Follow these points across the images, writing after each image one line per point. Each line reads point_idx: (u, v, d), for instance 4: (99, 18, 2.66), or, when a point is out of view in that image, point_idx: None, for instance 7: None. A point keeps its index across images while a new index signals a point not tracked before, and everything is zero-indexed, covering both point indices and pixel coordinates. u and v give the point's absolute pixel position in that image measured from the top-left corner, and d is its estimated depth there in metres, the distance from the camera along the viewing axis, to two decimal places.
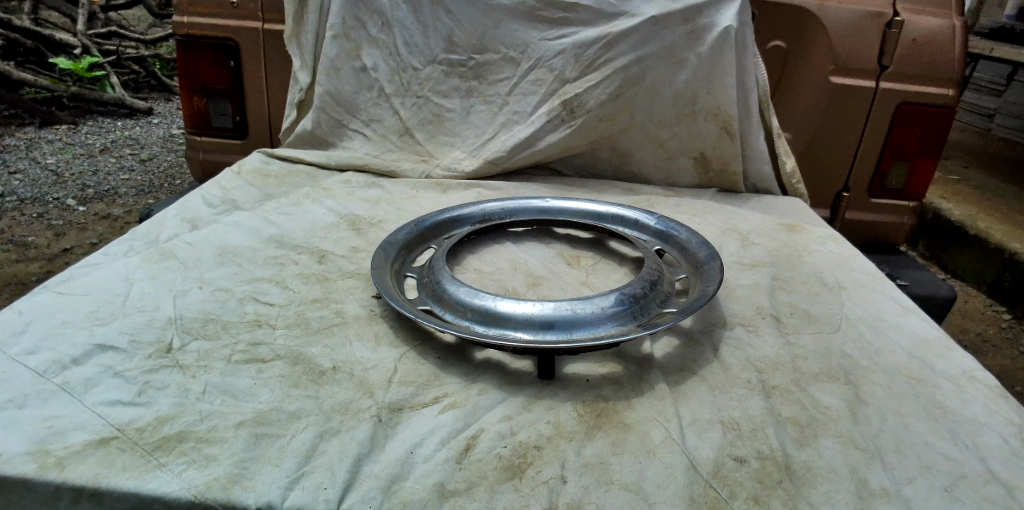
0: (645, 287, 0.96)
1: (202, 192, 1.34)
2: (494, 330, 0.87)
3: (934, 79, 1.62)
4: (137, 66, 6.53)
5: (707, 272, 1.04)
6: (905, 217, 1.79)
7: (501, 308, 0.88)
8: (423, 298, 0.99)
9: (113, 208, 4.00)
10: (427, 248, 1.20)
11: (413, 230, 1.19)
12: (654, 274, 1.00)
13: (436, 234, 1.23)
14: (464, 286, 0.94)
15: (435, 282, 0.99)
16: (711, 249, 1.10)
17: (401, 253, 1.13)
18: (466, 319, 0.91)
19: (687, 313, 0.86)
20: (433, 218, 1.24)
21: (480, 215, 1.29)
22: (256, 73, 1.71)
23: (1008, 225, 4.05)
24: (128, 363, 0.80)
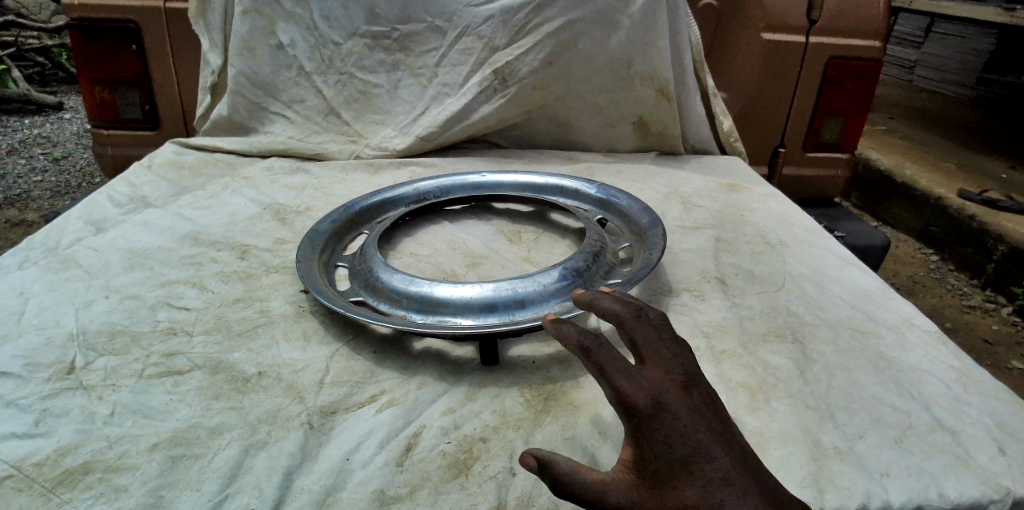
0: (589, 259, 0.92)
1: (108, 191, 1.22)
2: (432, 317, 0.83)
3: (861, 32, 1.62)
4: (42, 58, 6.05)
5: (651, 239, 1.01)
6: (839, 169, 1.82)
7: (438, 293, 0.83)
8: (356, 288, 0.93)
9: (27, 213, 3.72)
10: (360, 234, 1.14)
11: (342, 216, 1.12)
12: (597, 244, 0.96)
13: (368, 219, 1.16)
14: (398, 272, 0.88)
15: (368, 270, 0.93)
16: (654, 216, 1.08)
17: (330, 242, 1.06)
18: (401, 308, 0.85)
19: (631, 284, 0.83)
20: (364, 202, 1.17)
21: (414, 196, 1.23)
22: (164, 57, 1.57)
23: (932, 171, 4.25)
24: (22, 389, 0.71)
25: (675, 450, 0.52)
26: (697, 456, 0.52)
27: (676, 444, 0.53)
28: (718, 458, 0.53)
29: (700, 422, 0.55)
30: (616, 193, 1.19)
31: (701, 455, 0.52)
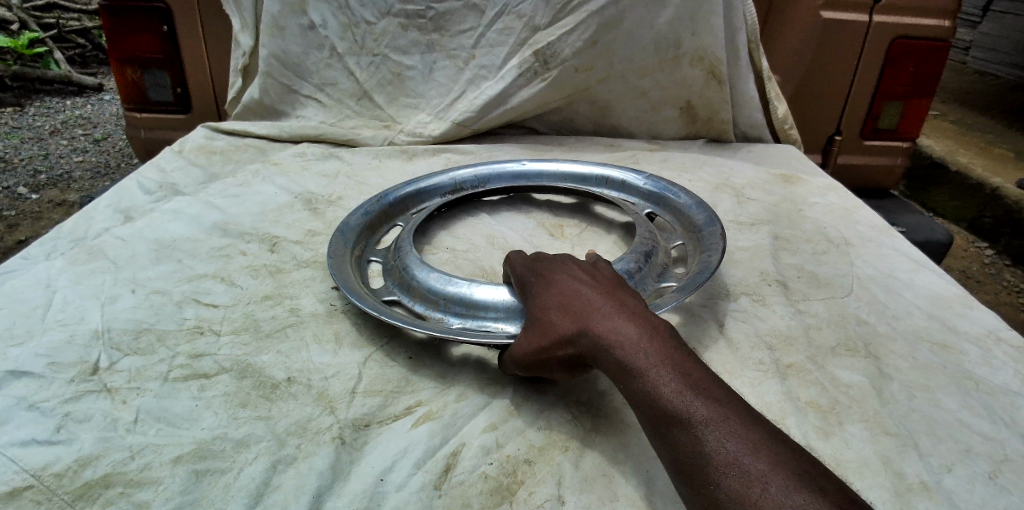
0: (639, 264, 0.87)
1: (137, 178, 1.19)
2: (472, 322, 0.77)
3: (930, 9, 1.50)
4: (82, 40, 6.17)
5: (707, 239, 0.94)
6: (899, 158, 1.70)
7: (477, 295, 0.78)
8: (390, 286, 0.88)
9: (68, 194, 3.79)
10: (394, 226, 1.09)
11: (376, 207, 1.07)
12: (647, 245, 0.91)
13: (402, 210, 1.11)
14: (435, 272, 0.83)
15: (402, 267, 0.87)
16: (709, 212, 1.00)
17: (363, 235, 1.01)
18: (439, 310, 0.80)
19: (687, 291, 0.76)
20: (397, 192, 1.11)
21: (451, 186, 1.17)
22: (197, 38, 1.53)
23: (988, 159, 4.03)
24: (44, 392, 0.68)
25: (550, 299, 0.68)
26: (566, 299, 0.67)
27: (551, 296, 0.68)
28: (587, 297, 0.66)
29: (580, 280, 0.70)
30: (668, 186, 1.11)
31: (568, 298, 0.67)
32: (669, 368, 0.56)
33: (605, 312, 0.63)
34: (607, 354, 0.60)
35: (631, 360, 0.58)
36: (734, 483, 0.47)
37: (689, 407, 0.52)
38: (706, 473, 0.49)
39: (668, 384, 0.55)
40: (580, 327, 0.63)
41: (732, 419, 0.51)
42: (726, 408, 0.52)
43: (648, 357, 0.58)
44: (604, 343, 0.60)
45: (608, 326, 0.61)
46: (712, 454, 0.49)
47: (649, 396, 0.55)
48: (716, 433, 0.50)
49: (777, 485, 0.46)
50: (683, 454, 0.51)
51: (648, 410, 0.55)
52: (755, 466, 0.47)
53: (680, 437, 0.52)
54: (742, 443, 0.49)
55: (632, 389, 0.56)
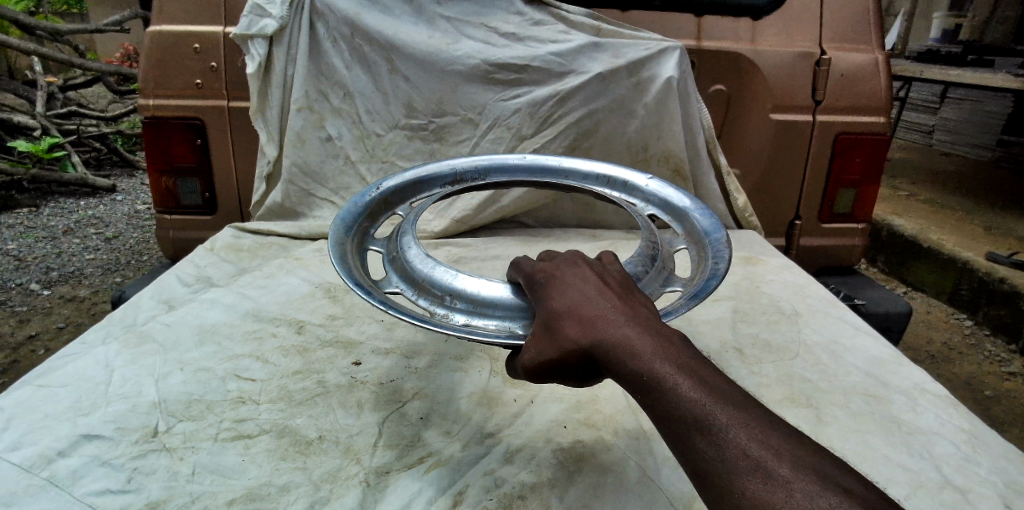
0: (648, 268, 1.01)
1: (176, 272, 1.36)
2: (477, 317, 0.91)
3: (864, 109, 1.73)
4: (98, 144, 6.59)
5: (714, 247, 1.10)
6: (857, 238, 1.88)
7: (473, 293, 0.92)
8: (396, 280, 1.02)
9: (80, 290, 3.95)
10: (392, 213, 1.24)
11: (377, 196, 1.22)
12: (655, 249, 1.05)
13: (402, 199, 1.26)
14: (438, 269, 0.97)
15: (405, 261, 1.02)
16: (713, 219, 1.18)
17: (365, 222, 1.17)
18: (442, 306, 0.94)
19: (705, 290, 0.92)
20: (398, 181, 1.27)
21: (452, 176, 1.30)
22: (226, 150, 1.74)
23: (957, 234, 4.27)
24: (114, 451, 0.81)
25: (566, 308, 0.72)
26: (582, 307, 0.71)
27: (567, 305, 0.73)
28: (603, 307, 0.71)
29: (594, 287, 0.74)
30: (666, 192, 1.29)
31: (583, 307, 0.71)
32: (683, 375, 0.60)
33: (622, 321, 0.68)
34: (624, 360, 0.63)
35: (649, 364, 0.62)
36: (753, 483, 0.51)
37: (708, 409, 0.57)
38: (725, 471, 0.53)
39: (686, 391, 0.58)
40: (597, 335, 0.67)
41: (749, 423, 0.55)
42: (744, 411, 0.56)
43: (666, 365, 0.61)
44: (618, 351, 0.64)
45: (625, 335, 0.66)
46: (732, 453, 0.53)
47: (670, 402, 0.58)
48: (735, 435, 0.54)
49: (795, 482, 0.50)
50: (703, 455, 0.55)
51: (666, 415, 0.58)
52: (773, 463, 0.52)
53: (698, 437, 0.56)
54: (762, 444, 0.53)
55: (651, 392, 0.60)
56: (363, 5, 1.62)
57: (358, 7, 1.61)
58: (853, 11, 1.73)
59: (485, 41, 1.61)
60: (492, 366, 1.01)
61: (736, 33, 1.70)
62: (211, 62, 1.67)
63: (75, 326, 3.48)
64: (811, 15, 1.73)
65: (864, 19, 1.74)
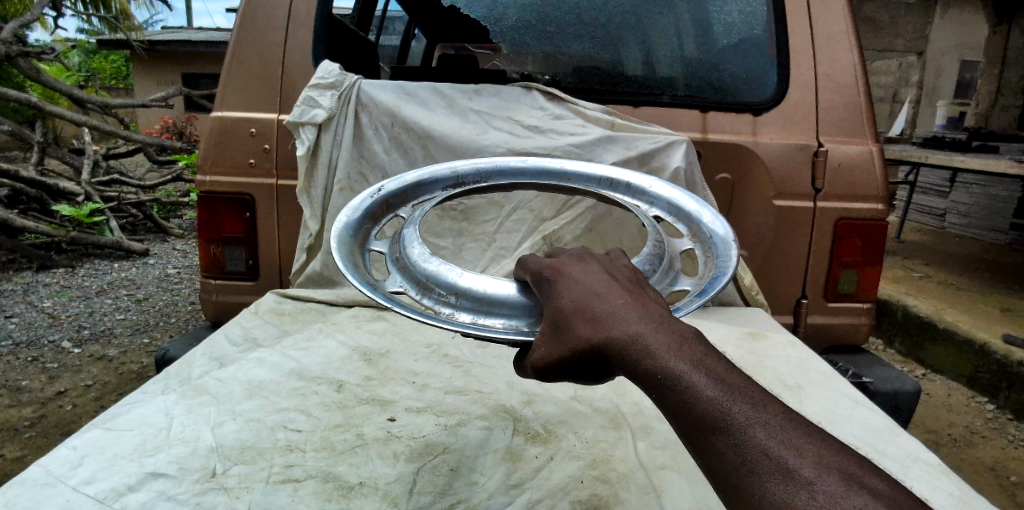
0: (657, 267, 1.10)
1: (225, 333, 1.50)
2: (482, 316, 0.97)
3: (863, 196, 1.86)
4: (135, 211, 6.95)
5: (719, 246, 1.19)
6: (863, 317, 1.96)
7: (478, 294, 0.99)
8: (399, 279, 1.08)
9: (109, 349, 4.09)
10: (393, 216, 1.33)
11: (378, 198, 1.31)
12: (662, 250, 1.14)
13: (402, 201, 1.35)
14: (441, 269, 1.04)
15: (408, 261, 1.08)
16: (717, 214, 1.27)
17: (366, 224, 1.26)
18: (448, 306, 1.00)
19: (712, 291, 1.01)
20: (399, 184, 1.35)
21: (452, 179, 1.39)
22: (272, 222, 1.89)
23: (973, 316, 4.30)
24: (178, 487, 0.92)
25: (575, 306, 0.73)
26: (591, 305, 0.72)
27: (576, 303, 0.74)
28: (612, 303, 0.71)
29: (600, 284, 0.75)
30: (667, 194, 1.37)
31: (592, 305, 0.72)
32: (701, 374, 0.61)
33: (631, 317, 0.68)
34: (637, 357, 0.64)
35: (663, 362, 0.62)
36: (777, 485, 0.52)
37: (726, 408, 0.58)
38: (747, 470, 0.54)
39: (705, 391, 0.59)
40: (608, 331, 0.68)
41: (768, 421, 0.57)
42: (761, 409, 0.58)
43: (683, 363, 0.62)
44: (633, 351, 0.65)
45: (637, 333, 0.66)
46: (753, 453, 0.55)
47: (689, 402, 0.59)
48: (755, 434, 0.56)
49: (817, 481, 0.52)
50: (725, 457, 0.56)
51: (685, 417, 0.59)
52: (794, 462, 0.53)
53: (716, 437, 0.57)
54: (782, 443, 0.55)
55: (666, 391, 0.61)
56: (403, 98, 1.82)
57: (397, 100, 1.81)
58: (849, 105, 1.86)
59: (511, 132, 1.79)
60: (514, 425, 1.11)
61: (738, 128, 1.86)
62: (265, 145, 1.84)
63: (102, 384, 3.59)
64: (809, 109, 1.86)
65: (859, 112, 1.86)
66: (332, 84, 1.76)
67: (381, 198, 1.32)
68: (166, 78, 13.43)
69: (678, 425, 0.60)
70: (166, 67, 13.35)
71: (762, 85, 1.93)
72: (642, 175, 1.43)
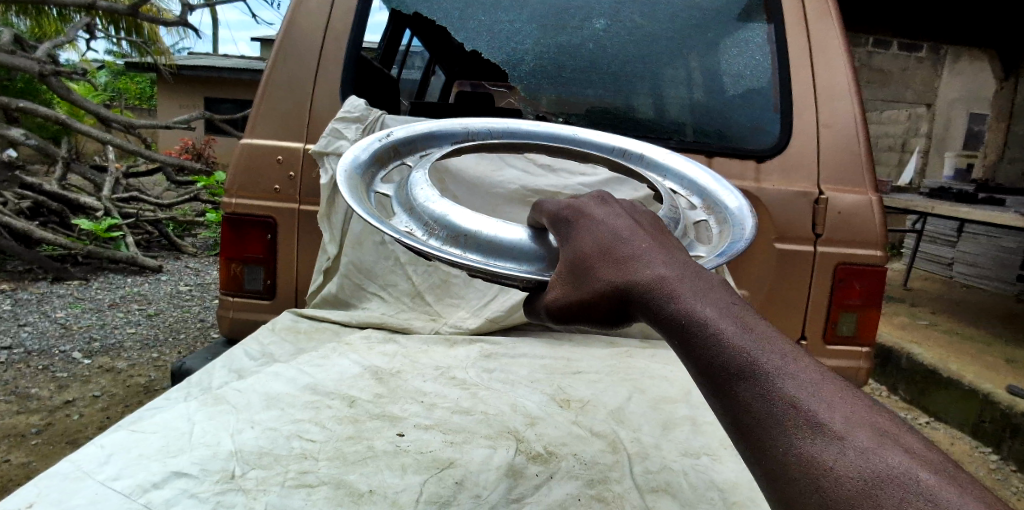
0: (675, 227, 1.18)
1: (244, 347, 1.57)
2: (491, 258, 1.03)
3: (862, 243, 1.92)
4: (151, 228, 7.11)
5: (737, 221, 1.27)
6: (862, 360, 1.99)
7: (487, 238, 1.05)
8: (407, 221, 1.14)
9: (118, 362, 4.15)
10: (400, 162, 1.43)
11: (386, 143, 1.40)
12: (676, 213, 1.22)
13: (410, 150, 1.45)
14: (450, 213, 1.10)
15: (418, 206, 1.14)
16: (726, 182, 1.40)
17: (373, 164, 1.35)
18: (456, 246, 1.05)
19: (733, 251, 1.08)
20: (411, 134, 1.46)
21: (462, 133, 1.51)
22: (292, 246, 1.98)
23: (977, 366, 4.30)
24: (200, 486, 0.99)
25: (606, 255, 0.81)
26: (623, 256, 0.79)
27: (607, 253, 0.82)
28: (643, 255, 0.78)
29: (631, 235, 0.83)
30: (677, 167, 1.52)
31: (623, 255, 0.80)
32: (730, 325, 0.66)
33: (661, 266, 0.76)
34: (666, 302, 0.71)
35: (693, 309, 0.68)
36: (805, 432, 0.56)
37: (755, 357, 0.63)
38: (772, 416, 0.59)
39: (732, 340, 0.64)
40: (638, 279, 0.75)
41: (797, 374, 0.61)
42: (790, 361, 0.62)
43: (711, 313, 0.68)
44: (661, 297, 0.71)
45: (665, 280, 0.73)
46: (780, 401, 0.59)
47: (717, 349, 0.64)
48: (783, 384, 0.60)
49: (846, 433, 0.55)
50: (752, 405, 0.60)
51: (713, 364, 0.64)
52: (821, 413, 0.57)
53: (743, 385, 0.61)
54: (810, 394, 0.59)
55: (695, 337, 0.66)
56: None
57: None
58: (849, 156, 1.93)
59: (524, 170, 1.88)
60: (517, 445, 1.17)
61: (742, 174, 1.94)
62: (291, 172, 1.93)
63: (109, 395, 3.64)
64: (810, 159, 1.94)
65: (859, 164, 1.93)
66: (357, 118, 1.87)
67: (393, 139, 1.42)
68: (189, 100, 13.81)
69: (705, 372, 0.65)
70: (190, 89, 13.72)
71: (765, 132, 2.02)
72: (657, 150, 1.57)
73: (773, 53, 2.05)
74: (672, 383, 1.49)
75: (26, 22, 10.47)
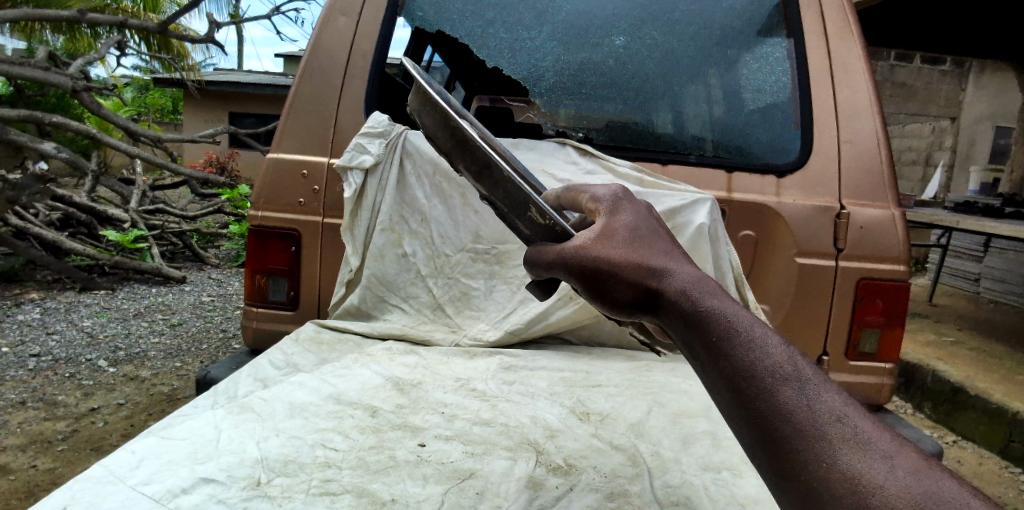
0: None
1: (269, 357, 1.60)
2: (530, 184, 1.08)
3: (885, 258, 1.89)
4: (176, 239, 7.27)
5: None
6: (886, 377, 1.95)
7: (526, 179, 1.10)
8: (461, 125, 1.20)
9: (142, 370, 4.22)
10: None
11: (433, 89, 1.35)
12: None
13: None
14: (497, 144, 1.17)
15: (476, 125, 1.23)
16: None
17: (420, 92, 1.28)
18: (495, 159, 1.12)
19: None
20: None
21: None
22: (315, 257, 2.01)
23: (1006, 385, 4.20)
24: (227, 492, 1.01)
25: (645, 249, 0.82)
26: (663, 254, 0.82)
27: (644, 246, 0.83)
28: (678, 258, 0.82)
29: (662, 235, 0.86)
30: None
31: (659, 252, 0.82)
32: (772, 338, 0.70)
33: (697, 272, 0.79)
34: (706, 300, 0.74)
35: (737, 315, 0.72)
36: (851, 447, 0.61)
37: (797, 369, 0.67)
38: (815, 428, 0.62)
39: (779, 353, 0.68)
40: (675, 274, 0.78)
41: (836, 393, 0.66)
42: (827, 381, 0.68)
43: (755, 324, 0.72)
44: (706, 299, 0.74)
45: (706, 284, 0.76)
46: (825, 413, 0.63)
47: (765, 359, 0.68)
48: (827, 400, 0.65)
49: (891, 451, 0.60)
50: (798, 415, 0.64)
51: (758, 370, 0.67)
52: (864, 428, 0.62)
53: (790, 396, 0.65)
54: (850, 410, 0.64)
55: (742, 342, 0.69)
56: None
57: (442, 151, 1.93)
58: (872, 171, 1.92)
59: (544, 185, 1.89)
60: (537, 456, 1.18)
61: (761, 189, 1.94)
62: (315, 186, 1.98)
63: (133, 403, 3.71)
64: (831, 174, 1.94)
65: (882, 181, 1.92)
66: (381, 133, 1.90)
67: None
68: (214, 115, 14.12)
69: (746, 375, 0.67)
70: (215, 104, 14.05)
71: (784, 149, 2.02)
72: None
73: (792, 69, 2.05)
74: (691, 398, 1.49)
75: (59, 40, 10.82)
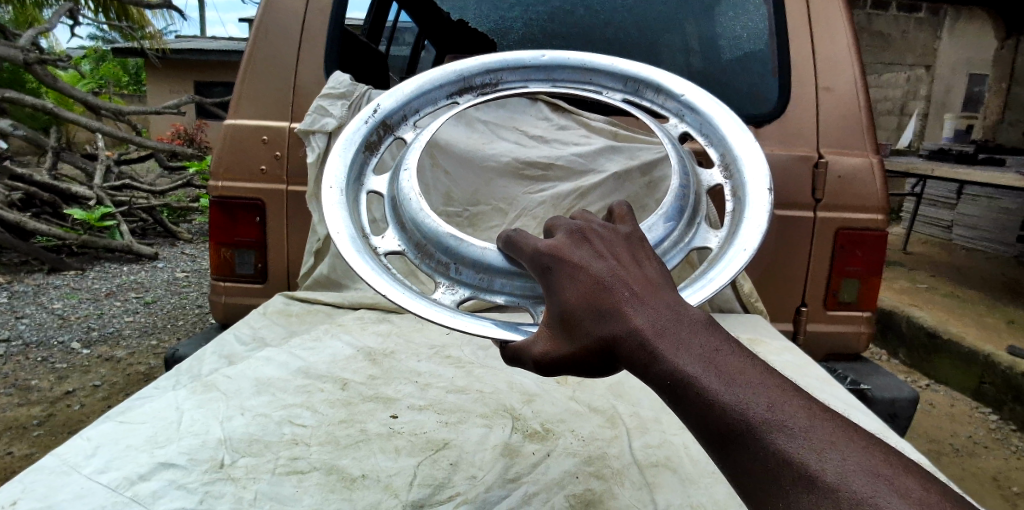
0: (677, 223, 1.16)
1: (235, 331, 1.54)
2: (487, 268, 1.09)
3: (863, 208, 1.86)
4: (146, 215, 7.06)
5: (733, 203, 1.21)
6: (864, 326, 1.95)
7: (480, 259, 1.10)
8: (399, 237, 1.21)
9: (117, 350, 4.13)
10: (391, 137, 1.36)
11: (375, 123, 1.32)
12: (686, 200, 1.19)
13: (400, 122, 1.37)
14: (433, 235, 1.14)
15: (406, 220, 1.18)
16: (751, 137, 1.24)
17: (363, 155, 1.30)
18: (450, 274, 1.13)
19: (722, 257, 1.09)
20: (392, 106, 1.35)
21: (457, 81, 1.37)
22: (281, 227, 1.92)
23: (978, 328, 4.29)
24: (188, 477, 0.96)
25: (580, 303, 0.65)
26: (596, 302, 0.64)
27: (579, 299, 0.66)
28: (614, 297, 0.63)
29: (600, 264, 0.67)
30: (699, 104, 1.35)
31: (593, 303, 0.64)
32: (713, 372, 0.56)
33: (638, 312, 0.61)
34: (645, 366, 0.59)
35: (674, 368, 0.57)
36: (804, 495, 0.50)
37: (743, 414, 0.54)
38: (770, 478, 0.52)
39: (720, 395, 0.55)
40: (611, 335, 0.62)
41: (790, 420, 0.53)
42: (781, 402, 0.54)
43: (694, 365, 0.57)
44: (645, 360, 0.59)
45: (643, 333, 0.60)
46: (777, 459, 0.52)
47: (707, 410, 0.55)
48: (777, 438, 0.52)
49: (838, 483, 0.49)
50: (753, 468, 0.53)
51: (706, 425, 0.55)
52: (814, 467, 0.50)
53: (740, 446, 0.54)
54: (802, 447, 0.51)
55: (683, 400, 0.56)
56: None
57: None
58: (850, 118, 1.87)
59: (517, 142, 1.81)
60: (513, 423, 1.15)
61: None
62: (277, 152, 1.88)
63: (109, 384, 3.62)
64: (808, 122, 1.88)
65: (860, 128, 1.87)
66: (342, 93, 1.81)
67: (357, 144, 1.29)
68: (179, 85, 13.63)
69: (698, 431, 0.56)
70: (179, 74, 13.55)
71: (764, 99, 1.96)
72: (675, 78, 1.38)
73: (769, 13, 1.99)
74: None
75: (8, 11, 10.27)
